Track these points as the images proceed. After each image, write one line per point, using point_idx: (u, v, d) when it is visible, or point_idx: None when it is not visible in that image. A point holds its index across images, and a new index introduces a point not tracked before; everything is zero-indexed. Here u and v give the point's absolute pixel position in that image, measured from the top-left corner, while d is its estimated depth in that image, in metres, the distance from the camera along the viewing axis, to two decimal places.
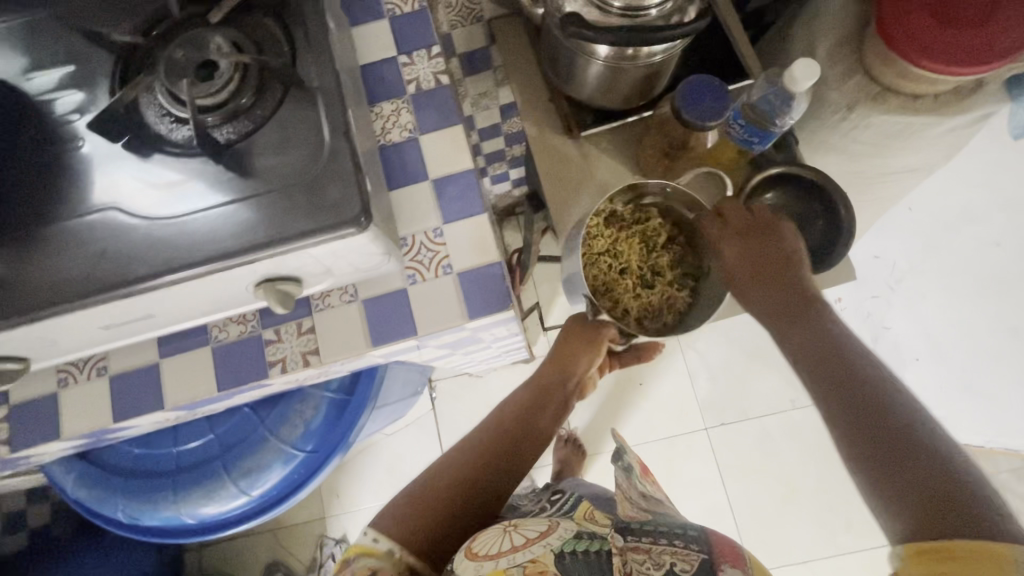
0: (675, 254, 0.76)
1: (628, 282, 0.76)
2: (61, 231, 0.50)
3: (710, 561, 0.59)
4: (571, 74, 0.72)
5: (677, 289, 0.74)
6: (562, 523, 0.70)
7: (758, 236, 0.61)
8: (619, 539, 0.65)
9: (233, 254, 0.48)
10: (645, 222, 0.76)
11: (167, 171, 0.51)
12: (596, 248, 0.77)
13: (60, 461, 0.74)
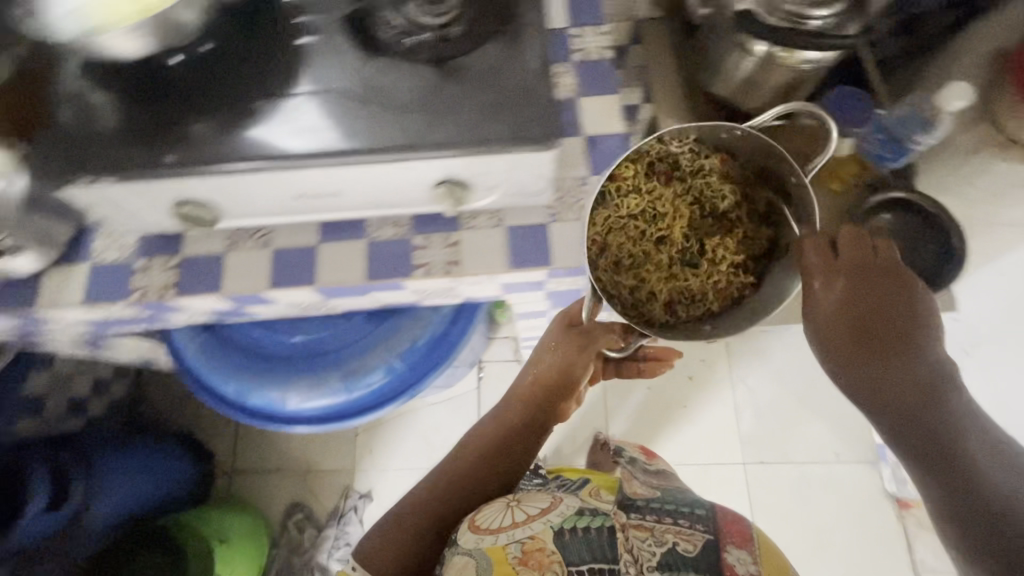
0: (728, 230, 0.74)
1: (669, 252, 0.74)
2: (289, 104, 0.59)
3: (718, 542, 0.68)
4: (716, 71, 0.77)
5: (728, 270, 0.72)
6: (566, 498, 0.72)
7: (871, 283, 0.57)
8: (625, 515, 0.71)
9: (439, 149, 0.55)
10: (697, 182, 0.74)
11: (387, 73, 0.59)
12: (638, 207, 0.73)
13: (190, 330, 0.82)
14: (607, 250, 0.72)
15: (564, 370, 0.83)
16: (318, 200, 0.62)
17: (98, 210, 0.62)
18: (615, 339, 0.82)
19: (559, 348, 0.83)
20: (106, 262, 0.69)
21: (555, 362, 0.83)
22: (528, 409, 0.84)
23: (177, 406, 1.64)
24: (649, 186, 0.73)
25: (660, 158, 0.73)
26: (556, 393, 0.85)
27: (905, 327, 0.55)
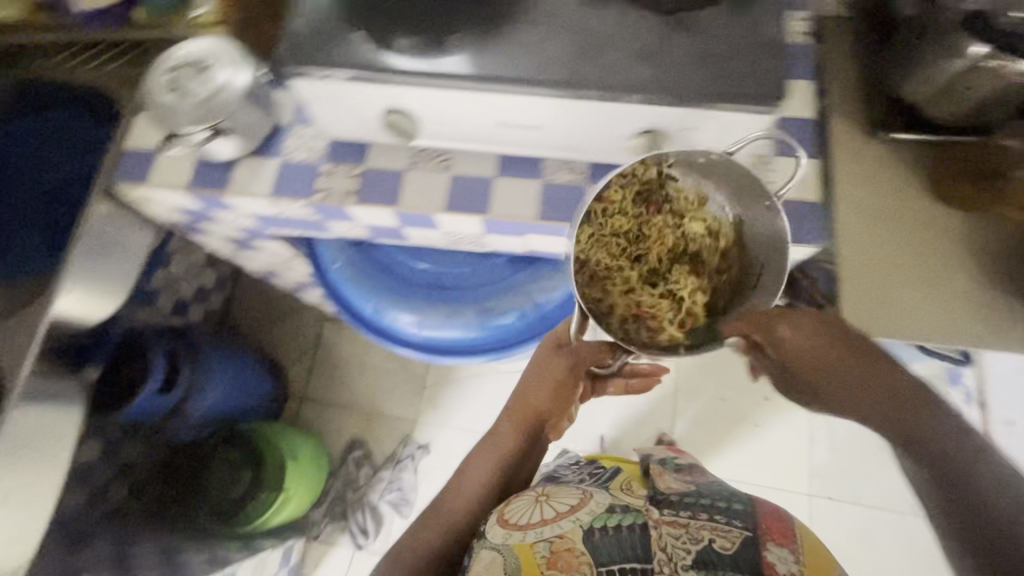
0: (695, 277, 0.67)
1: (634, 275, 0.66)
2: (516, 30, 0.60)
3: (756, 538, 0.66)
4: (908, 73, 0.74)
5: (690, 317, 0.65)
6: (595, 495, 0.78)
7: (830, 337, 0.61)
8: (655, 512, 0.72)
9: (652, 95, 0.57)
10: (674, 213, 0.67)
11: (616, 15, 0.60)
12: (616, 222, 0.66)
13: (340, 242, 0.87)
14: (585, 263, 0.65)
15: (555, 392, 0.83)
16: (515, 130, 0.64)
17: (310, 107, 0.67)
18: (595, 356, 0.83)
19: (542, 370, 0.83)
20: (296, 160, 0.73)
21: (542, 385, 0.83)
22: (519, 425, 0.84)
23: (261, 327, 1.72)
24: (624, 203, 0.65)
25: (644, 179, 0.64)
26: (547, 412, 0.85)
27: (872, 371, 0.59)
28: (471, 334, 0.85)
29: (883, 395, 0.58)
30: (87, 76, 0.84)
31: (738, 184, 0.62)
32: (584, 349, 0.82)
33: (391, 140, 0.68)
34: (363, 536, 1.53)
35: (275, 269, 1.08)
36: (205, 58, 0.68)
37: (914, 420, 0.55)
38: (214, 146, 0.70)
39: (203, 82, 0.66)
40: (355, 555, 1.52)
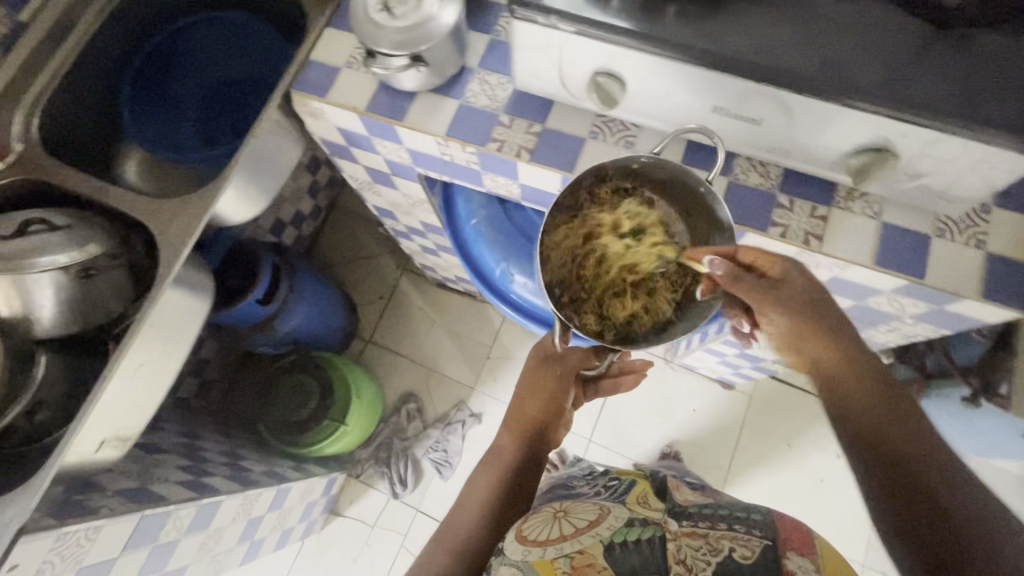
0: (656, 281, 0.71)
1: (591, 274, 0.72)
2: (763, 13, 0.56)
3: (775, 548, 0.54)
4: None
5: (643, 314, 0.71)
6: (614, 509, 0.65)
7: (815, 301, 0.60)
8: (673, 524, 0.60)
9: (904, 111, 0.51)
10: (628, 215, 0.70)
11: (879, 13, 0.54)
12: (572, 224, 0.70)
13: (482, 197, 0.87)
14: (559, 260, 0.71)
15: (550, 402, 0.75)
16: (725, 120, 0.61)
17: (514, 52, 0.64)
18: (582, 361, 0.78)
19: (538, 382, 0.76)
20: (475, 105, 0.72)
21: (535, 395, 0.75)
22: (520, 436, 0.73)
23: (342, 262, 1.71)
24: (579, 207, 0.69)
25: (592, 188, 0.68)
26: (545, 422, 0.74)
27: (844, 339, 0.60)
28: None
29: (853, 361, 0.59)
30: None
31: (676, 185, 0.66)
32: (572, 356, 0.77)
33: (585, 105, 0.66)
34: (401, 486, 1.53)
35: (398, 210, 1.08)
36: None
37: (887, 409, 0.56)
38: (405, 75, 0.69)
39: (415, 9, 0.66)
40: (389, 502, 1.54)
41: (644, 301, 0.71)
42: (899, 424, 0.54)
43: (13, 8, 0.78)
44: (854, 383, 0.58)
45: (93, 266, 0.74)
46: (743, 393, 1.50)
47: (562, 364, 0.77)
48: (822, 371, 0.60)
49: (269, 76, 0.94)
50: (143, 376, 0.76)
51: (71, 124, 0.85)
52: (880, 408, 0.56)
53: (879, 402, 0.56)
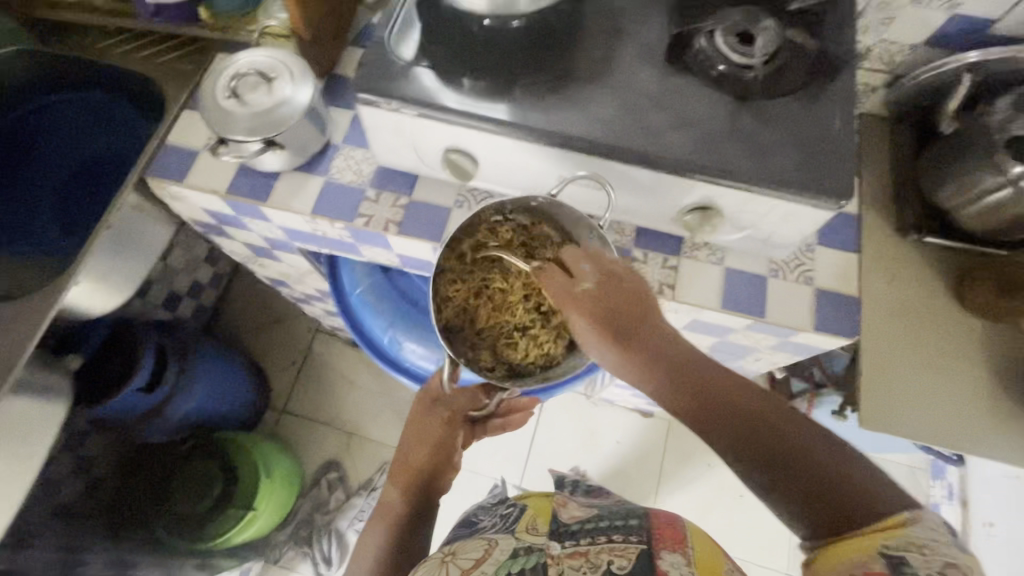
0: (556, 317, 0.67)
1: (491, 311, 0.67)
2: (590, 90, 0.61)
3: (649, 552, 0.52)
4: (933, 183, 0.74)
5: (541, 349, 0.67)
6: (500, 542, 0.60)
7: (607, 284, 0.56)
8: (557, 546, 0.55)
9: (714, 174, 0.57)
10: (529, 251, 0.66)
11: (689, 89, 0.61)
12: (469, 258, 0.67)
13: (363, 265, 0.87)
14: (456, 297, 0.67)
15: (434, 448, 0.68)
16: (574, 185, 0.65)
17: (369, 132, 0.66)
18: (470, 404, 0.72)
19: (422, 428, 0.69)
20: (342, 182, 0.72)
21: (425, 443, 0.68)
22: (409, 491, 0.67)
23: (250, 329, 1.63)
24: (477, 244, 0.67)
25: (487, 224, 0.67)
26: (429, 472, 0.68)
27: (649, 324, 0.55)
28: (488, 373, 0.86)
29: (663, 340, 0.54)
30: (138, 64, 0.82)
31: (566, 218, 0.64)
32: (459, 398, 0.72)
33: (447, 176, 0.68)
34: (325, 565, 1.43)
35: (290, 280, 1.05)
36: (271, 69, 0.67)
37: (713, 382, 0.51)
38: (264, 158, 0.68)
39: (267, 94, 0.66)
40: None
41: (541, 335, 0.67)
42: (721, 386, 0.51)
43: None
44: (667, 363, 0.53)
45: None
46: (662, 419, 1.55)
47: (446, 407, 0.70)
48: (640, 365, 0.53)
49: (133, 156, 0.90)
50: None
51: None
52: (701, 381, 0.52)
53: (699, 372, 0.52)
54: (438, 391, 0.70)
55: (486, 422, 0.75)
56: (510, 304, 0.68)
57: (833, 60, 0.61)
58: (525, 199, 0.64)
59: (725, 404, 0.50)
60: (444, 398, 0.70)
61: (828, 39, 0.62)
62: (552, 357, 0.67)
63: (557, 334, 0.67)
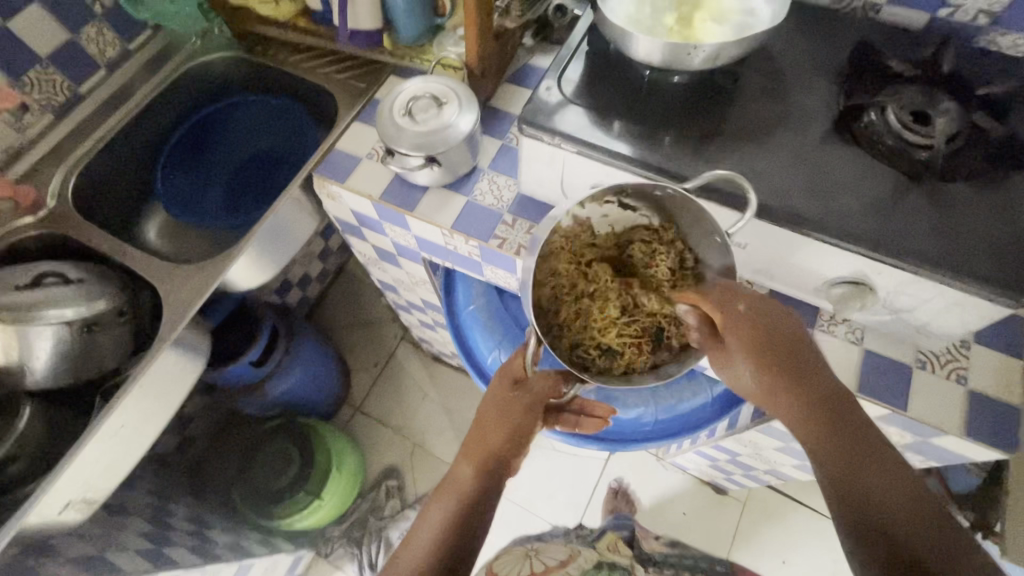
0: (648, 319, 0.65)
1: (587, 297, 0.67)
2: (749, 149, 0.61)
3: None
4: None
5: (627, 351, 0.65)
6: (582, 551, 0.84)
7: (769, 316, 0.54)
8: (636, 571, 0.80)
9: (878, 250, 0.54)
10: (639, 247, 0.68)
11: (855, 160, 0.59)
12: (576, 241, 0.67)
13: (479, 283, 0.92)
14: (554, 275, 0.66)
15: (516, 433, 0.63)
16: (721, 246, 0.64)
17: (522, 163, 0.70)
18: (552, 390, 0.67)
19: (505, 408, 0.64)
20: (483, 203, 0.77)
21: (502, 422, 0.63)
22: (483, 469, 0.61)
23: (342, 326, 1.72)
24: (585, 223, 0.67)
25: (602, 201, 0.64)
26: (506, 457, 0.63)
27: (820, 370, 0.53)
28: None
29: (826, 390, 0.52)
30: (319, 77, 0.93)
31: (689, 218, 0.62)
32: (544, 382, 0.66)
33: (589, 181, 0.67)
34: (370, 570, 1.43)
35: (402, 286, 1.10)
36: (442, 94, 0.74)
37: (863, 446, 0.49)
38: (420, 172, 0.74)
39: (436, 116, 0.72)
40: None
41: (631, 338, 0.65)
42: (876, 456, 0.48)
43: (76, 81, 0.89)
44: (808, 399, 0.52)
45: (98, 322, 0.77)
46: (738, 498, 1.44)
47: (529, 392, 0.65)
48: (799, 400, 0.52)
49: (295, 153, 1.01)
50: (123, 435, 0.76)
51: (106, 185, 0.92)
52: (853, 441, 0.50)
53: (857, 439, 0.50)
54: (523, 373, 0.65)
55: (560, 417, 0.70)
56: (607, 295, 0.67)
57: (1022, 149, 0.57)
58: (650, 186, 0.59)
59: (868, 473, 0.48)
60: (528, 382, 0.66)
61: (1018, 127, 0.59)
62: (633, 364, 0.64)
63: (646, 346, 0.65)
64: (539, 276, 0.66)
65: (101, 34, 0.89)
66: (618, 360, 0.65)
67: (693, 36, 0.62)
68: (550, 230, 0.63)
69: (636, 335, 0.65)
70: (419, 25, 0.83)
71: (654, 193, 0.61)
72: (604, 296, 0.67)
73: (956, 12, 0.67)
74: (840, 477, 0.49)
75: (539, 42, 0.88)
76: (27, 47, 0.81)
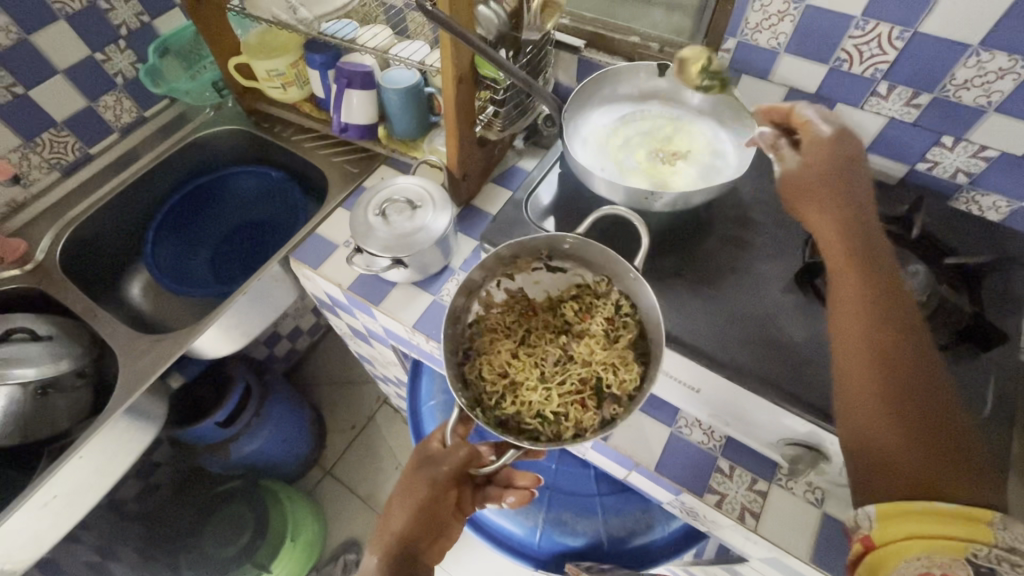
0: (587, 368, 0.57)
1: (517, 356, 0.58)
2: (703, 292, 0.60)
3: None
4: None
5: (572, 411, 0.54)
6: None
7: (831, 160, 0.51)
8: None
9: (827, 420, 0.51)
10: (571, 306, 0.61)
11: (812, 317, 0.58)
12: (508, 309, 0.61)
13: (442, 379, 0.91)
14: (479, 344, 0.59)
15: (424, 512, 0.57)
16: (674, 383, 0.62)
17: None
18: (474, 460, 0.61)
19: (416, 486, 0.57)
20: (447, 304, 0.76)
21: (411, 506, 0.57)
22: (388, 562, 0.54)
23: (326, 382, 1.71)
24: (517, 293, 0.62)
25: (528, 270, 0.62)
26: (414, 542, 0.56)
27: (874, 254, 0.48)
28: (535, 535, 0.80)
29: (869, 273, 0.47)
30: (317, 158, 0.97)
31: (607, 265, 0.59)
32: (462, 450, 0.59)
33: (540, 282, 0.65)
34: None
35: (376, 365, 1.10)
36: (417, 197, 0.75)
37: (886, 297, 0.45)
38: (391, 272, 0.74)
39: (409, 220, 0.73)
40: None
41: (573, 395, 0.55)
42: (919, 368, 0.42)
43: (88, 144, 0.94)
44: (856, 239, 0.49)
45: (53, 384, 0.76)
46: None
47: (444, 462, 0.58)
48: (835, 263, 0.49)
49: (286, 224, 1.04)
50: (55, 504, 0.74)
51: (97, 242, 0.95)
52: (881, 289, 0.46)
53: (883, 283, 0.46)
54: (435, 448, 0.60)
55: (486, 490, 0.63)
56: (538, 351, 0.59)
57: (993, 331, 0.53)
58: (555, 239, 0.58)
59: (919, 391, 0.41)
60: (443, 453, 0.59)
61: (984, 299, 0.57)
62: (582, 427, 0.54)
63: (590, 402, 0.55)
64: (471, 346, 0.59)
65: (120, 102, 0.95)
66: (563, 423, 0.54)
67: (659, 172, 0.62)
68: (473, 310, 0.60)
69: (575, 392, 0.56)
70: (412, 122, 0.86)
71: (563, 247, 0.60)
72: (537, 353, 0.59)
73: (934, 168, 0.67)
74: (865, 349, 0.44)
75: (529, 146, 0.89)
76: (45, 113, 0.86)
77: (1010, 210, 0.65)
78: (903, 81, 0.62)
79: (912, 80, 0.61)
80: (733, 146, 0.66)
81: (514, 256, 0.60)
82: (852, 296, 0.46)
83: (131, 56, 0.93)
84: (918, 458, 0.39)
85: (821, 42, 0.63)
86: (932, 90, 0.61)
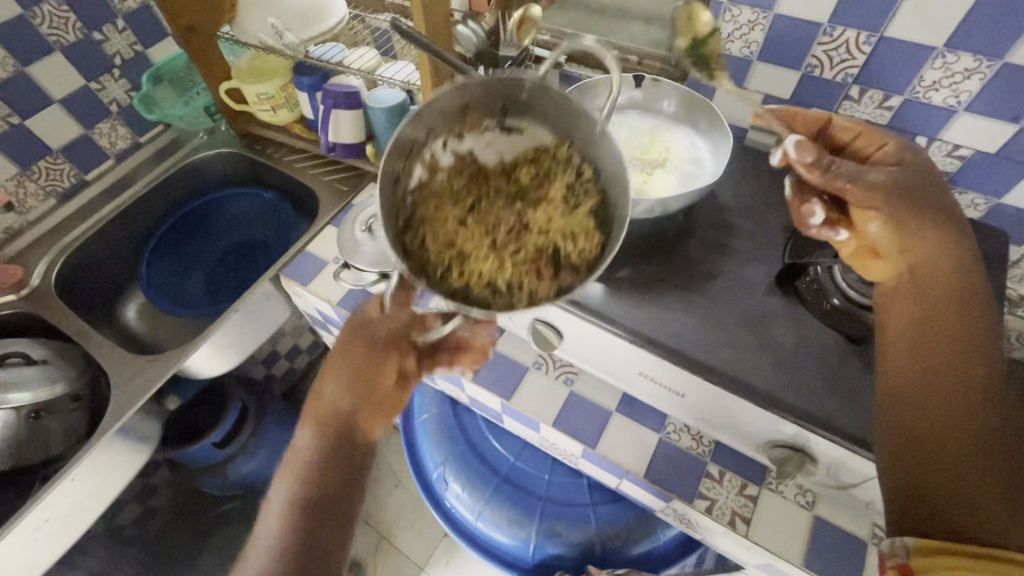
0: (545, 238, 0.49)
1: (467, 228, 0.49)
2: (685, 296, 0.61)
3: None
4: None
5: (531, 287, 0.48)
6: None
7: (917, 184, 0.48)
8: None
9: (809, 421, 0.51)
10: (528, 171, 0.51)
11: (793, 319, 0.58)
12: (455, 177, 0.51)
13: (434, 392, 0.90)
14: (420, 209, 0.49)
15: (363, 378, 0.53)
16: (659, 389, 0.62)
17: None
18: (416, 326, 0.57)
19: (355, 354, 0.53)
20: None
21: (351, 373, 0.53)
22: (328, 432, 0.51)
23: None
24: (466, 157, 0.51)
25: (479, 129, 0.51)
26: (355, 408, 0.52)
27: (954, 291, 0.45)
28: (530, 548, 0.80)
29: (957, 303, 0.44)
30: (308, 177, 0.99)
31: (570, 118, 0.49)
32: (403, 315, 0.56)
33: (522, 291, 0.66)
34: None
35: None
36: None
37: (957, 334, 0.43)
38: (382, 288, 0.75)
39: None
40: None
41: (529, 268, 0.48)
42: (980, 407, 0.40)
43: (84, 170, 0.96)
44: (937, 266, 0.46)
45: (46, 408, 0.77)
46: None
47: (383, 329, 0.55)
48: (904, 280, 0.47)
49: (278, 242, 1.05)
50: (47, 527, 0.74)
51: (92, 266, 0.96)
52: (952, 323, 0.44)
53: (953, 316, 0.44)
54: (372, 312, 0.56)
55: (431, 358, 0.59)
56: (491, 222, 0.50)
57: None
58: (510, 83, 0.47)
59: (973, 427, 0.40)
60: (381, 320, 0.55)
61: None
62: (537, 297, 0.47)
63: (546, 272, 0.48)
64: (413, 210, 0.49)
65: (115, 129, 0.97)
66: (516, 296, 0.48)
67: (639, 179, 0.63)
68: (415, 175, 0.49)
69: (530, 263, 0.48)
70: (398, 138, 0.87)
71: (521, 98, 0.49)
72: (488, 223, 0.50)
73: None
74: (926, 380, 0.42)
75: None
76: (41, 142, 0.88)
77: (988, 209, 0.66)
78: (874, 83, 0.63)
79: (881, 82, 0.62)
80: (710, 152, 0.67)
81: (463, 108, 0.48)
82: (916, 329, 0.45)
83: (125, 84, 0.96)
84: (962, 494, 0.39)
85: (791, 49, 0.65)
86: (902, 92, 0.62)
